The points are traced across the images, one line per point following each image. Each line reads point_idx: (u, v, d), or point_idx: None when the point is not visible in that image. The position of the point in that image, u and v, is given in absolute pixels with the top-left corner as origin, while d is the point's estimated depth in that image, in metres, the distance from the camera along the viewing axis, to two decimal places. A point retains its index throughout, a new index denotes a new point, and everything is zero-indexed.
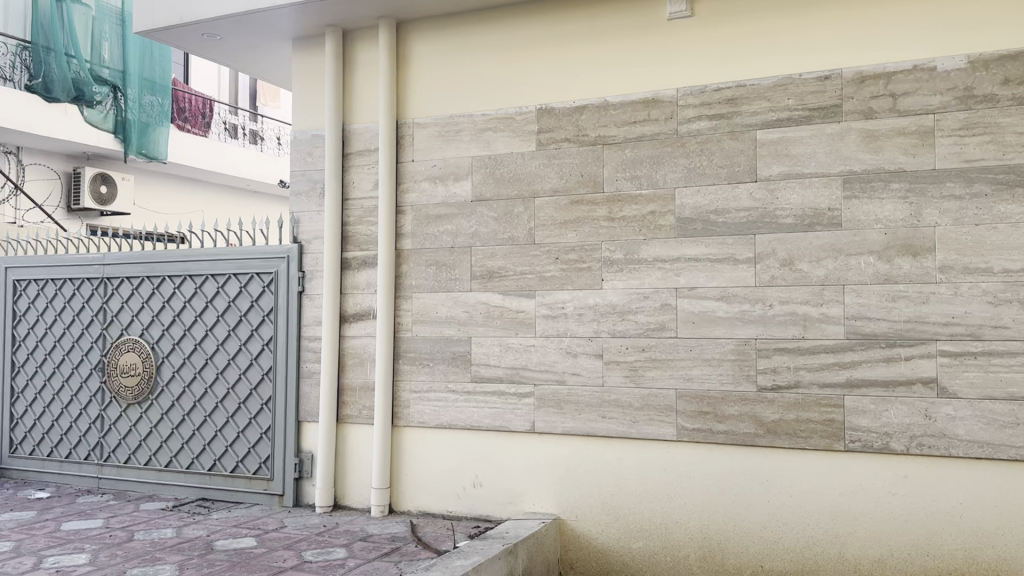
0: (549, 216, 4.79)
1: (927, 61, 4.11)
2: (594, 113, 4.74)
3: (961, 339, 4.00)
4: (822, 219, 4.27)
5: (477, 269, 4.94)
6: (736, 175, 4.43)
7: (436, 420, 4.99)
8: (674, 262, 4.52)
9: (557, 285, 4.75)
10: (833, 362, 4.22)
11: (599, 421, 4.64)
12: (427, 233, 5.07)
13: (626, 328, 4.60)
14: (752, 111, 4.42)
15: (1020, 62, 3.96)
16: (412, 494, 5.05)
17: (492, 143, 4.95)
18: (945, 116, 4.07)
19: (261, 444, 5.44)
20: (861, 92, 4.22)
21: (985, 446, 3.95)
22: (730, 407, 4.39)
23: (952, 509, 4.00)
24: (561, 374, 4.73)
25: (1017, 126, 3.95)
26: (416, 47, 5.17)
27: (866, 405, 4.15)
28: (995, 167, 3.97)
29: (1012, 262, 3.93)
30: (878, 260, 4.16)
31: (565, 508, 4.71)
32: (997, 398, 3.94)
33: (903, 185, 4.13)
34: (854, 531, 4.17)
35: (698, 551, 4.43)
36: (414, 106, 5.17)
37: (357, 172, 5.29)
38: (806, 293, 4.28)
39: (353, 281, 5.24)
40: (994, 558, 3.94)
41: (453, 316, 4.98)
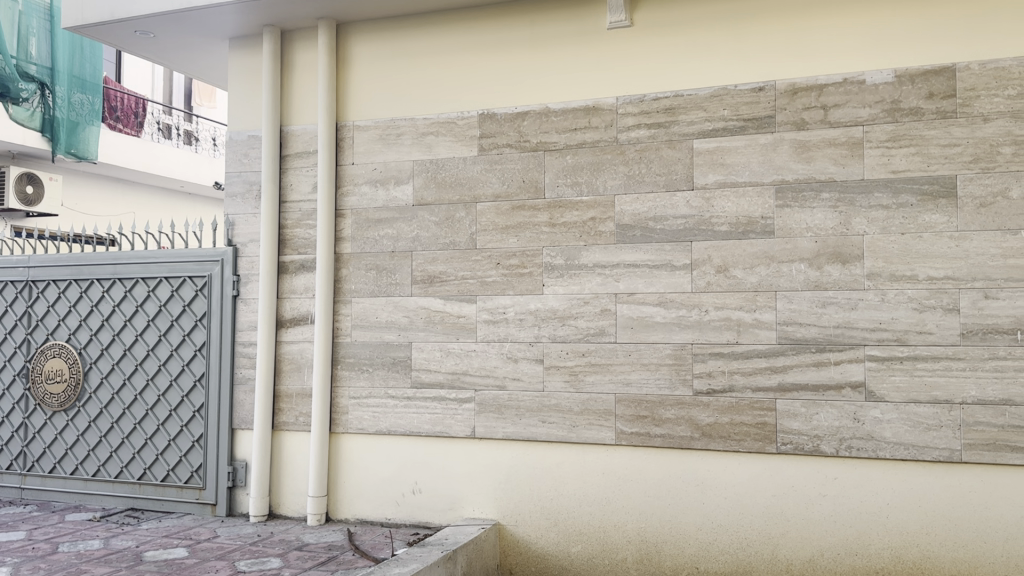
0: (489, 221, 4.79)
1: (856, 74, 4.21)
2: (535, 120, 4.74)
3: (888, 345, 4.10)
4: (755, 226, 4.34)
5: (417, 274, 4.92)
6: (673, 183, 4.48)
7: (375, 426, 4.96)
8: (614, 268, 4.56)
9: (498, 291, 4.75)
10: (766, 366, 4.29)
11: (539, 426, 4.65)
12: (367, 237, 5.04)
13: (566, 332, 4.62)
14: (689, 120, 4.47)
15: (943, 78, 4.07)
16: (350, 501, 5.01)
17: (432, 148, 4.94)
18: (873, 127, 4.17)
19: (193, 452, 5.35)
20: (793, 103, 4.30)
21: (911, 448, 4.05)
22: (667, 411, 4.43)
23: (880, 509, 4.09)
24: (502, 379, 4.73)
25: (941, 138, 4.07)
26: (357, 49, 5.13)
27: (797, 408, 4.23)
28: (920, 178, 4.08)
29: (936, 269, 4.04)
30: (808, 267, 4.24)
31: (504, 513, 4.70)
32: (922, 402, 4.04)
33: (833, 194, 4.22)
34: (786, 531, 4.23)
35: (635, 553, 4.46)
36: (354, 109, 5.13)
37: (296, 174, 5.23)
38: (741, 299, 4.34)
39: (291, 285, 5.18)
40: (920, 557, 4.04)
41: (393, 321, 4.95)
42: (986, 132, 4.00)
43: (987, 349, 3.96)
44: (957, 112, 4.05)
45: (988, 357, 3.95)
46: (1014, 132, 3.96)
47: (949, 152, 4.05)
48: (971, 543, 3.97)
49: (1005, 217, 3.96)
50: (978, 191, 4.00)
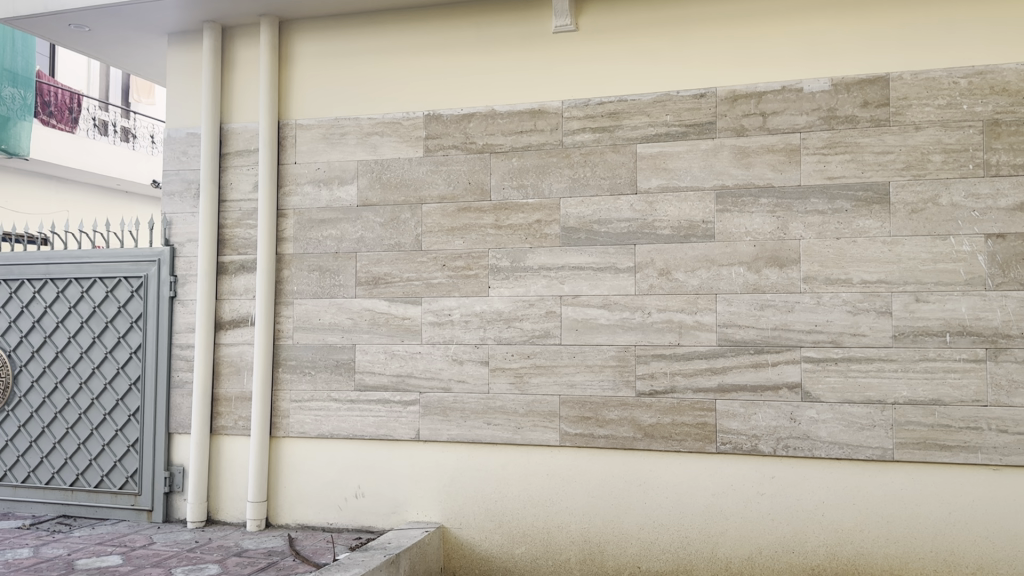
0: (435, 222, 4.77)
1: (794, 82, 4.31)
2: (480, 122, 4.74)
3: (823, 347, 4.20)
4: (696, 230, 4.40)
5: (361, 275, 4.87)
6: (617, 187, 4.52)
7: (317, 430, 4.89)
8: (559, 270, 4.58)
9: (443, 292, 4.74)
10: (706, 367, 4.35)
11: (483, 428, 4.64)
12: (309, 237, 4.97)
13: (511, 334, 4.63)
14: (633, 125, 4.52)
15: (877, 87, 4.19)
16: (291, 506, 4.93)
17: (377, 148, 4.90)
18: (810, 134, 4.27)
19: (129, 457, 5.21)
20: (734, 109, 4.38)
21: (846, 447, 4.16)
22: (610, 412, 4.47)
23: (816, 507, 4.19)
24: (447, 381, 4.71)
25: (874, 146, 4.18)
26: (300, 47, 5.07)
27: (736, 409, 4.30)
28: (854, 184, 4.20)
29: (869, 273, 4.16)
30: (747, 271, 4.32)
31: (448, 516, 4.69)
32: (856, 402, 4.15)
33: (771, 200, 4.31)
34: (726, 530, 4.30)
35: (578, 554, 4.49)
36: (296, 108, 5.07)
37: (236, 173, 5.14)
38: (682, 301, 4.40)
39: (230, 286, 5.09)
40: (853, 553, 4.14)
41: (337, 322, 4.90)
42: (917, 141, 4.13)
43: (918, 350, 4.08)
44: (890, 121, 4.17)
45: (919, 358, 4.08)
46: (943, 141, 4.10)
47: (882, 159, 4.17)
48: (902, 540, 4.08)
49: (935, 223, 4.09)
50: (909, 198, 4.13)
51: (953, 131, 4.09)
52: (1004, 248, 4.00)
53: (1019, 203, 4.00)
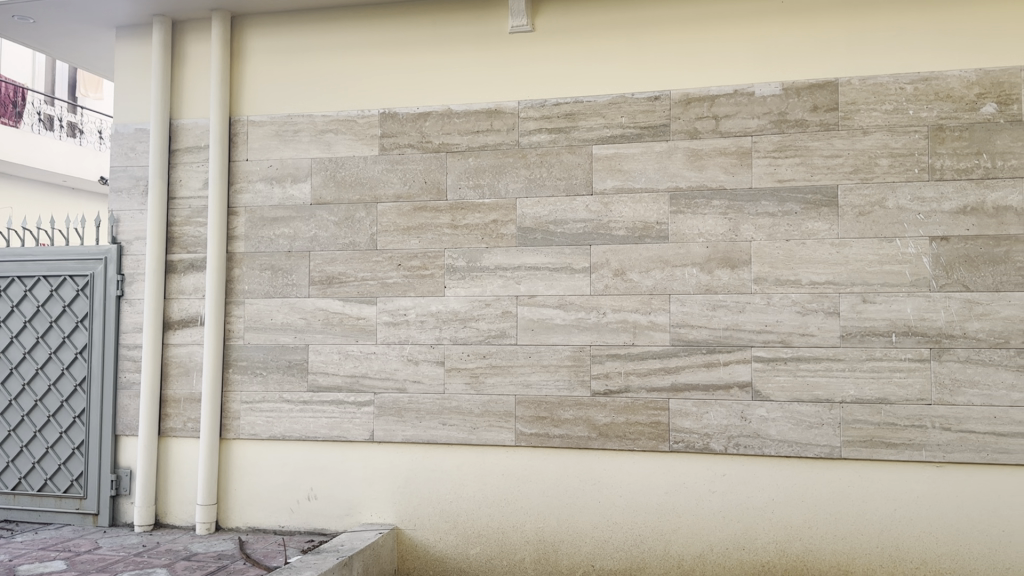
0: (391, 222, 4.74)
1: (746, 86, 4.36)
2: (436, 121, 4.72)
3: (773, 347, 4.27)
4: (650, 231, 4.43)
5: (315, 275, 4.82)
6: (573, 187, 4.54)
7: (269, 432, 4.83)
8: (515, 271, 4.58)
9: (398, 292, 4.71)
10: (659, 367, 4.39)
11: (439, 429, 4.63)
12: (262, 236, 4.91)
13: (467, 334, 4.61)
14: (588, 126, 4.54)
15: (827, 92, 4.27)
16: (241, 509, 4.86)
17: (332, 146, 4.85)
18: (761, 137, 4.33)
19: (74, 460, 5.08)
20: (687, 112, 4.43)
21: (795, 445, 4.22)
22: (565, 412, 4.48)
23: (766, 505, 4.25)
24: (402, 381, 4.68)
25: (823, 150, 4.26)
26: (253, 42, 5.00)
27: (689, 408, 4.35)
28: (804, 187, 4.27)
29: (817, 274, 4.24)
30: (700, 271, 4.37)
31: (402, 517, 4.66)
32: (805, 401, 4.22)
33: (723, 201, 4.36)
34: (678, 528, 4.34)
35: (533, 553, 4.50)
36: (248, 104, 4.99)
37: (186, 170, 5.05)
38: (636, 301, 4.43)
39: (179, 285, 5.00)
40: (802, 549, 4.21)
41: (290, 322, 4.84)
42: (865, 145, 4.22)
43: (865, 350, 4.17)
44: (839, 125, 4.25)
45: (865, 358, 4.16)
46: (890, 145, 4.19)
47: (831, 163, 4.25)
48: (849, 536, 4.17)
49: (882, 225, 4.18)
50: (857, 201, 4.21)
51: (899, 136, 4.18)
52: (948, 251, 4.11)
53: (962, 206, 4.11)
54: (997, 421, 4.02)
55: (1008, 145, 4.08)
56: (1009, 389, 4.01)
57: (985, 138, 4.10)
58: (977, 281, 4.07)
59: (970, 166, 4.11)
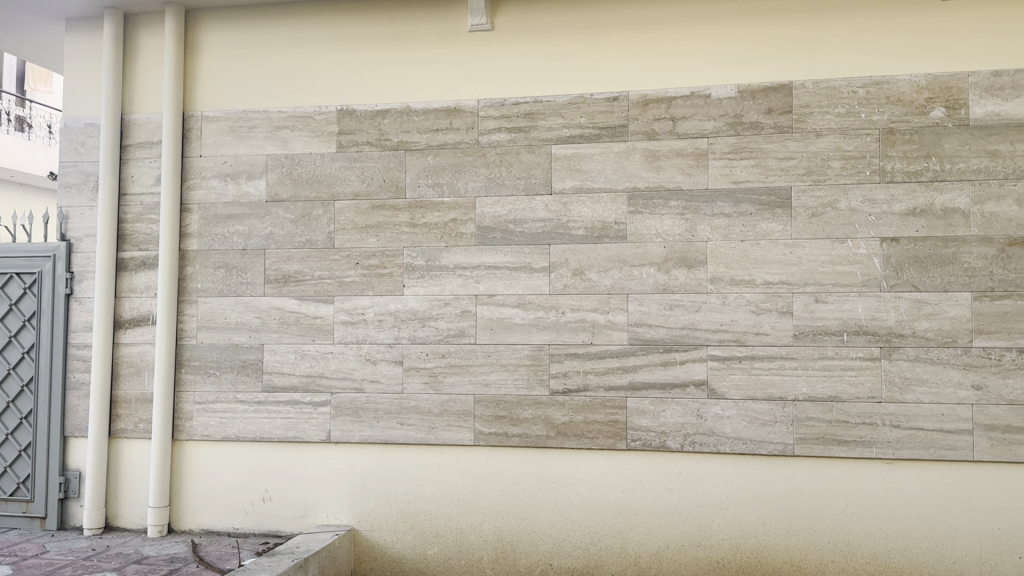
0: (348, 220, 4.70)
1: (702, 88, 4.41)
2: (394, 118, 4.69)
3: (728, 346, 4.32)
4: (609, 231, 4.46)
5: (270, 273, 4.76)
6: (532, 187, 4.54)
7: (222, 433, 4.76)
8: (474, 270, 4.57)
9: (356, 291, 4.67)
10: (617, 366, 4.42)
11: (397, 429, 4.60)
12: (215, 234, 4.83)
13: (425, 334, 4.59)
14: (547, 126, 4.54)
15: (781, 95, 4.34)
16: (194, 511, 4.78)
17: (288, 142, 4.79)
18: (717, 139, 4.38)
19: (20, 462, 4.95)
20: (645, 113, 4.46)
21: (749, 443, 4.28)
22: (524, 411, 4.49)
23: (720, 502, 4.30)
24: (359, 381, 4.64)
25: (777, 152, 4.33)
26: (207, 36, 4.92)
27: (646, 406, 4.38)
28: (758, 189, 4.33)
29: (772, 274, 4.30)
30: (657, 271, 4.40)
31: (359, 518, 4.63)
32: (759, 399, 4.28)
33: (680, 202, 4.40)
34: (635, 525, 4.38)
35: (490, 553, 4.50)
36: (203, 99, 4.91)
37: (138, 165, 4.95)
38: (595, 301, 4.45)
39: (130, 284, 4.90)
40: (756, 546, 4.27)
41: (244, 321, 4.77)
42: (818, 147, 4.29)
43: (817, 349, 4.24)
44: (792, 128, 4.32)
45: (818, 357, 4.24)
46: (842, 148, 4.27)
47: (785, 165, 4.32)
48: (802, 532, 4.23)
49: (834, 227, 4.25)
50: (810, 202, 4.28)
51: (851, 139, 4.26)
52: (898, 252, 4.20)
53: (912, 208, 4.20)
54: (944, 418, 4.12)
55: (955, 149, 4.18)
56: (956, 386, 4.11)
57: (934, 142, 4.19)
58: (925, 281, 4.16)
59: (920, 168, 4.20)
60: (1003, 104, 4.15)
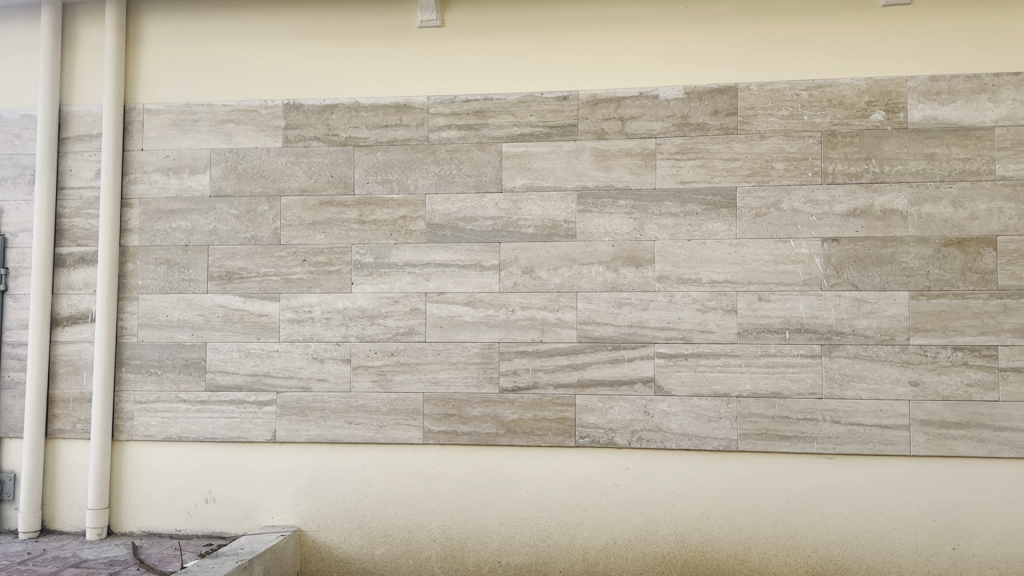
0: (295, 216, 4.64)
1: (651, 89, 4.45)
2: (343, 114, 4.64)
3: (675, 343, 4.37)
4: (559, 229, 4.48)
5: (213, 270, 4.68)
6: (482, 184, 4.54)
7: (164, 433, 4.66)
8: (423, 267, 4.55)
9: (303, 289, 4.61)
10: (566, 363, 4.44)
11: (344, 428, 4.56)
12: (157, 230, 4.73)
13: (374, 332, 4.56)
14: (498, 124, 4.54)
15: (727, 97, 4.40)
16: (135, 513, 4.68)
17: (232, 137, 4.71)
18: (665, 139, 4.44)
19: None
20: (594, 113, 4.49)
21: (695, 439, 4.34)
22: (473, 409, 4.49)
23: (666, 497, 4.36)
24: (305, 380, 4.59)
25: (723, 153, 4.39)
26: (149, 27, 4.81)
27: (594, 403, 4.41)
28: (705, 189, 4.39)
29: (717, 273, 4.36)
30: (606, 270, 4.44)
31: (306, 518, 4.58)
32: (704, 395, 4.34)
33: (628, 201, 4.44)
34: (582, 521, 4.41)
35: (439, 551, 4.49)
36: (145, 92, 4.80)
37: (76, 158, 4.81)
38: (544, 299, 4.47)
39: (68, 280, 4.77)
40: (701, 540, 4.33)
41: (187, 319, 4.68)
42: (762, 149, 4.37)
43: (761, 346, 4.32)
44: (738, 129, 4.39)
45: (761, 354, 4.32)
46: (785, 150, 4.35)
47: (730, 166, 4.39)
48: (746, 526, 4.31)
49: (777, 227, 4.34)
50: (754, 202, 4.36)
51: (794, 140, 4.35)
52: (839, 251, 4.30)
53: (853, 209, 4.30)
54: (883, 414, 4.23)
55: (895, 151, 4.29)
56: (894, 383, 4.23)
57: (874, 144, 4.30)
58: (865, 281, 4.27)
59: (860, 170, 4.31)
60: (940, 108, 4.27)
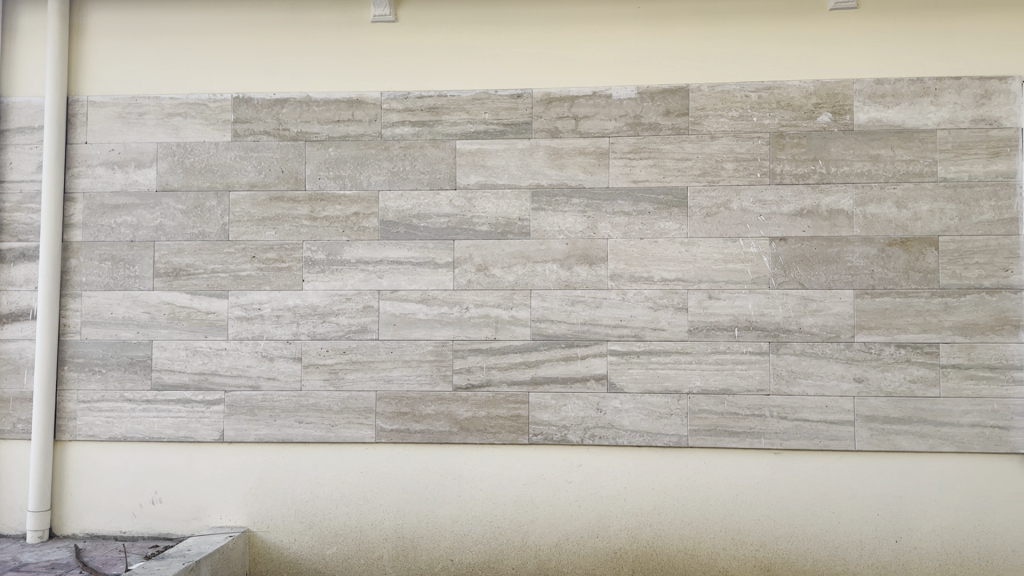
0: (244, 212, 4.57)
1: (604, 88, 4.48)
2: (294, 108, 4.58)
3: (627, 341, 4.41)
4: (512, 227, 4.48)
5: (160, 266, 4.59)
6: (436, 181, 4.52)
7: (108, 433, 4.55)
8: (376, 264, 4.52)
9: (253, 286, 4.55)
10: (520, 361, 4.45)
11: (295, 427, 4.50)
12: (101, 225, 4.62)
13: (326, 330, 4.52)
14: (452, 121, 4.53)
15: (679, 97, 4.45)
16: (78, 515, 4.57)
17: (180, 130, 4.62)
18: (618, 139, 4.47)
19: None
20: (548, 112, 4.50)
21: (646, 435, 4.38)
22: (426, 407, 4.47)
23: (618, 493, 4.40)
24: (255, 379, 4.53)
25: (675, 152, 4.44)
26: (94, 17, 4.70)
27: (547, 401, 4.43)
28: (657, 188, 4.44)
29: (668, 271, 4.41)
30: (560, 268, 4.46)
31: (255, 519, 4.52)
32: (656, 392, 4.39)
33: (582, 200, 4.46)
34: (535, 518, 4.43)
35: (391, 550, 4.48)
36: (90, 83, 4.69)
37: (16, 151, 4.68)
38: (498, 296, 4.47)
39: (8, 276, 4.64)
40: (652, 535, 4.38)
41: (132, 317, 4.59)
42: (712, 149, 4.43)
43: (710, 344, 4.38)
44: (689, 129, 4.44)
45: (711, 351, 4.38)
46: (735, 150, 4.42)
47: (681, 165, 4.44)
48: (696, 521, 4.37)
49: (726, 226, 4.40)
50: (704, 202, 4.42)
51: (744, 141, 4.42)
52: (787, 250, 4.37)
53: (800, 209, 4.38)
54: (829, 409, 4.32)
55: (841, 153, 4.38)
56: (839, 379, 4.32)
57: (821, 145, 4.39)
58: (812, 279, 4.36)
59: (807, 171, 4.39)
60: (884, 110, 4.37)
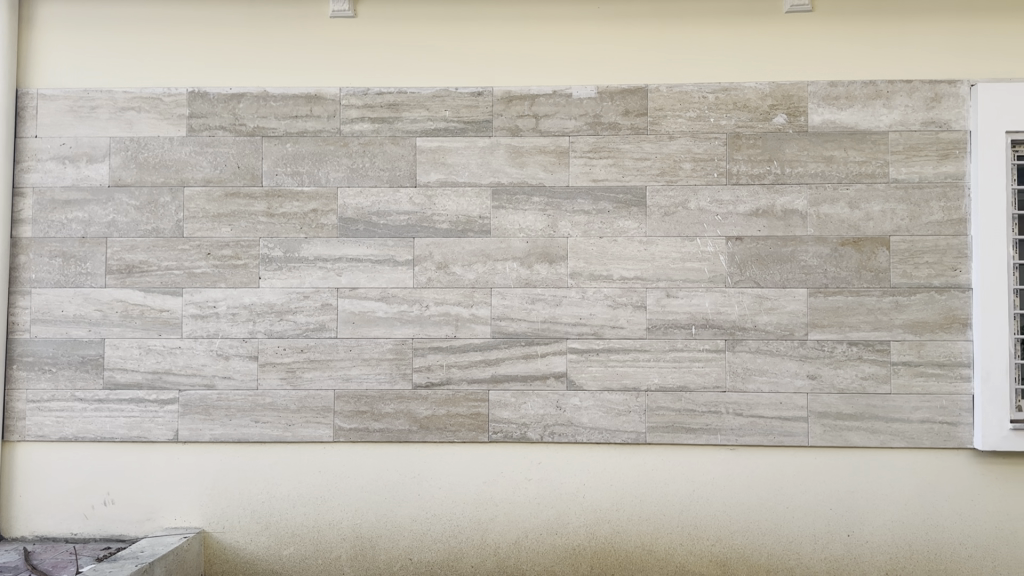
0: (199, 208, 4.51)
1: (564, 87, 4.50)
2: (251, 103, 4.53)
3: (586, 339, 4.44)
4: (472, 225, 4.48)
5: (112, 263, 4.50)
6: (396, 179, 4.50)
7: (59, 433, 4.46)
8: (335, 262, 4.49)
9: (208, 283, 4.48)
10: (480, 359, 4.45)
11: (251, 426, 4.45)
12: (51, 220, 4.52)
13: (283, 328, 4.47)
14: (412, 118, 4.51)
15: (638, 97, 4.49)
16: (26, 517, 4.47)
17: (133, 125, 4.54)
18: (577, 138, 4.49)
19: None
20: (508, 110, 4.50)
21: (605, 432, 4.42)
22: (385, 405, 4.45)
23: (576, 490, 4.43)
24: (210, 378, 4.46)
25: (634, 152, 4.48)
26: (45, 9, 4.61)
27: (507, 398, 4.43)
28: (616, 187, 4.47)
29: (627, 270, 4.45)
30: (520, 266, 4.47)
31: (210, 520, 4.46)
32: (614, 389, 4.42)
33: (542, 198, 4.48)
34: (494, 516, 4.43)
35: (349, 550, 4.45)
36: (40, 76, 4.58)
37: None
38: (459, 294, 4.47)
39: None
40: (610, 532, 4.42)
41: (83, 315, 4.49)
42: (671, 149, 4.47)
43: (668, 342, 4.43)
44: (648, 129, 4.48)
45: (669, 349, 4.43)
46: (693, 151, 4.47)
47: (641, 165, 4.47)
48: (653, 518, 4.42)
49: (684, 225, 4.45)
50: (663, 201, 4.46)
51: (701, 141, 4.47)
52: (743, 250, 4.44)
53: (756, 209, 4.45)
54: (783, 406, 4.39)
55: (796, 154, 4.45)
56: (793, 376, 4.39)
57: (777, 146, 4.46)
58: (767, 278, 4.42)
59: (763, 171, 4.45)
60: (838, 112, 4.45)
